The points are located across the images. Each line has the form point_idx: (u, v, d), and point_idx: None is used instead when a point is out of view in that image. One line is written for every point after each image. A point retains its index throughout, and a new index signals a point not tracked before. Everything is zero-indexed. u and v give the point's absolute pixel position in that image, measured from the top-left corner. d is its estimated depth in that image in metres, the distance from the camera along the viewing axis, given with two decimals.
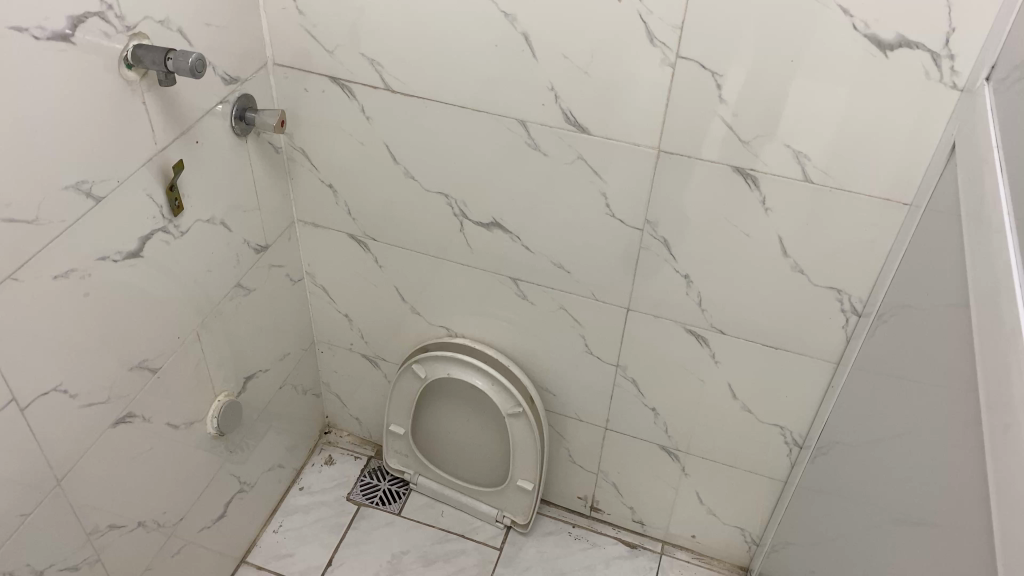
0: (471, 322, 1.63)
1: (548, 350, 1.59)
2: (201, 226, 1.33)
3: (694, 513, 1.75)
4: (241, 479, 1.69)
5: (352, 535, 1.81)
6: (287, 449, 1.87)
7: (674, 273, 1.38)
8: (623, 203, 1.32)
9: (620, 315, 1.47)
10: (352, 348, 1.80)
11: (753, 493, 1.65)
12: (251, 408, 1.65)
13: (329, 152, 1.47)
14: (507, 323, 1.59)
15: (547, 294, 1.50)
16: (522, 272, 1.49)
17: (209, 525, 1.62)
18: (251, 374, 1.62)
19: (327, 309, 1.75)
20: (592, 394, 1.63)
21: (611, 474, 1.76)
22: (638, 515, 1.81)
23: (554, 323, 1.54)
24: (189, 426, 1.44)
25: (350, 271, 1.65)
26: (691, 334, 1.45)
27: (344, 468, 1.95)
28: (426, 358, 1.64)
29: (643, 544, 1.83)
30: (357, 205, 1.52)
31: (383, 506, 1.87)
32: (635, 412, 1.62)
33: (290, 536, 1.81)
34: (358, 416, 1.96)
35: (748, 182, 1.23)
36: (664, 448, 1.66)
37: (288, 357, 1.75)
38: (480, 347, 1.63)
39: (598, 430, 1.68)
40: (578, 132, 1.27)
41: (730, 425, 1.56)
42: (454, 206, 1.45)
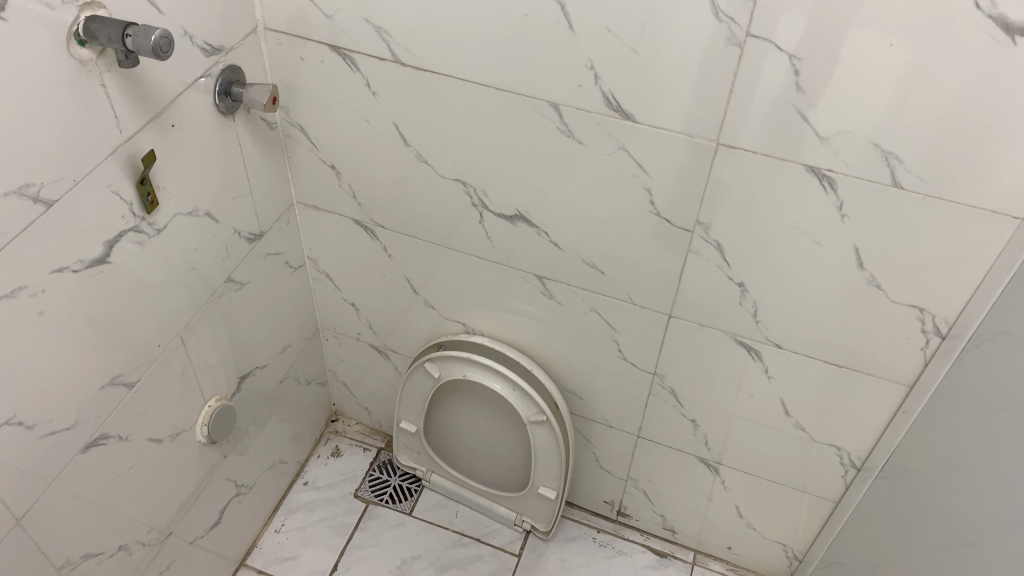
0: (490, 318, 1.45)
1: (577, 353, 1.42)
2: (182, 221, 1.16)
3: (732, 526, 1.60)
4: (238, 483, 1.55)
5: (359, 536, 1.69)
6: (290, 442, 1.74)
7: (728, 280, 1.19)
8: (670, 201, 1.13)
9: (660, 323, 1.29)
10: (360, 338, 1.64)
11: (801, 511, 1.50)
12: (248, 407, 1.51)
13: (331, 130, 1.28)
14: (532, 321, 1.41)
15: (576, 294, 1.32)
16: (550, 270, 1.31)
17: (204, 533, 1.49)
18: (246, 371, 1.46)
19: (333, 297, 1.58)
20: (624, 401, 1.46)
21: (641, 482, 1.61)
22: (670, 523, 1.67)
23: (584, 326, 1.36)
24: (177, 439, 1.30)
25: (356, 258, 1.47)
26: (741, 346, 1.27)
27: (352, 460, 1.81)
28: (441, 357, 1.47)
29: (673, 553, 1.69)
30: (363, 189, 1.34)
31: (394, 505, 1.74)
32: (672, 421, 1.45)
33: (293, 537, 1.68)
34: (367, 405, 1.81)
35: (824, 185, 1.03)
36: (703, 460, 1.50)
37: (289, 349, 1.59)
38: (500, 346, 1.46)
39: (629, 438, 1.53)
40: (622, 119, 1.07)
41: (779, 441, 1.40)
42: (474, 196, 1.26)
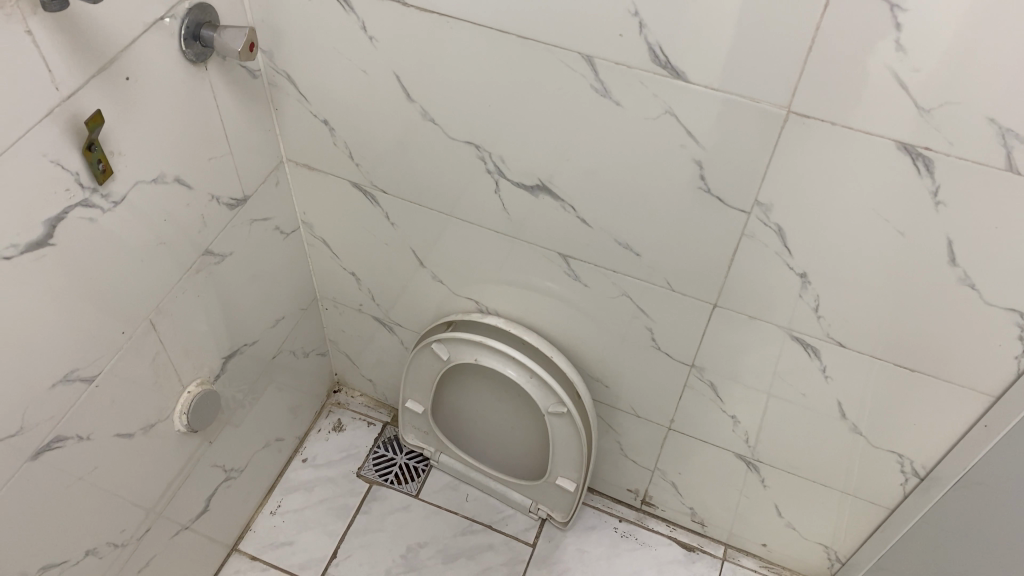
0: (506, 296, 1.29)
1: (604, 339, 1.25)
2: (145, 189, 0.98)
3: (768, 523, 1.46)
4: (227, 468, 1.42)
5: (361, 520, 1.56)
6: (287, 417, 1.60)
7: (786, 269, 1.01)
8: (724, 178, 0.95)
9: (704, 313, 1.12)
10: (362, 309, 1.48)
11: (848, 515, 1.35)
12: (236, 387, 1.36)
13: (322, 80, 1.09)
14: (553, 301, 1.24)
15: (605, 276, 1.15)
16: (576, 248, 1.13)
17: (190, 523, 1.36)
18: (233, 350, 1.31)
19: (331, 264, 1.42)
20: (655, 392, 1.30)
21: (670, 473, 1.46)
22: (700, 515, 1.53)
23: (613, 310, 1.19)
24: (151, 431, 1.15)
25: (356, 224, 1.30)
26: (797, 342, 1.10)
27: (354, 435, 1.68)
28: (449, 338, 1.31)
29: (702, 547, 1.56)
30: (362, 148, 1.16)
31: (399, 486, 1.60)
32: (708, 414, 1.30)
33: (290, 520, 1.56)
34: (372, 377, 1.67)
35: (918, 166, 0.84)
36: (741, 455, 1.35)
37: (283, 322, 1.44)
38: (516, 327, 1.29)
39: (659, 430, 1.37)
40: (670, 78, 0.88)
41: (829, 443, 1.24)
42: (489, 162, 1.08)
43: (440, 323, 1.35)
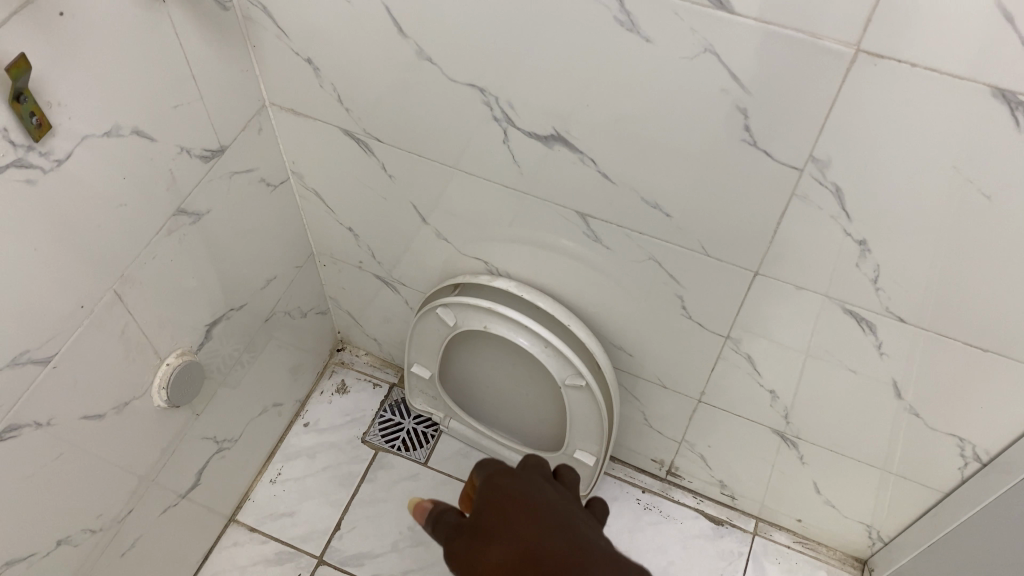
0: (518, 256, 1.15)
1: (628, 306, 1.12)
2: (95, 144, 0.85)
3: (805, 499, 1.34)
4: (219, 439, 1.32)
5: (367, 490, 1.46)
6: (285, 381, 1.49)
7: (842, 235, 0.87)
8: (773, 130, 0.79)
9: (742, 281, 0.99)
10: (363, 266, 1.36)
11: (896, 497, 1.22)
12: (224, 355, 1.25)
13: (302, 13, 0.94)
14: (571, 263, 1.11)
15: (629, 238, 1.01)
16: (596, 206, 0.99)
17: (179, 499, 1.26)
18: (218, 315, 1.19)
19: (326, 219, 1.29)
20: (683, 363, 1.17)
21: (699, 445, 1.34)
22: (730, 488, 1.42)
23: (638, 275, 1.06)
24: (125, 410, 1.04)
25: (350, 176, 1.17)
26: (850, 316, 0.96)
27: (359, 398, 1.57)
28: (455, 303, 1.18)
29: (731, 521, 1.45)
30: (352, 91, 1.01)
31: (407, 453, 1.50)
32: (743, 387, 1.17)
33: (290, 489, 1.46)
34: (377, 336, 1.55)
35: (1017, 118, 0.68)
36: (778, 431, 1.22)
37: (274, 282, 1.32)
38: (529, 291, 1.16)
39: (688, 402, 1.25)
40: (712, 9, 0.72)
41: (879, 423, 1.11)
42: (495, 108, 0.93)
43: (446, 286, 1.23)
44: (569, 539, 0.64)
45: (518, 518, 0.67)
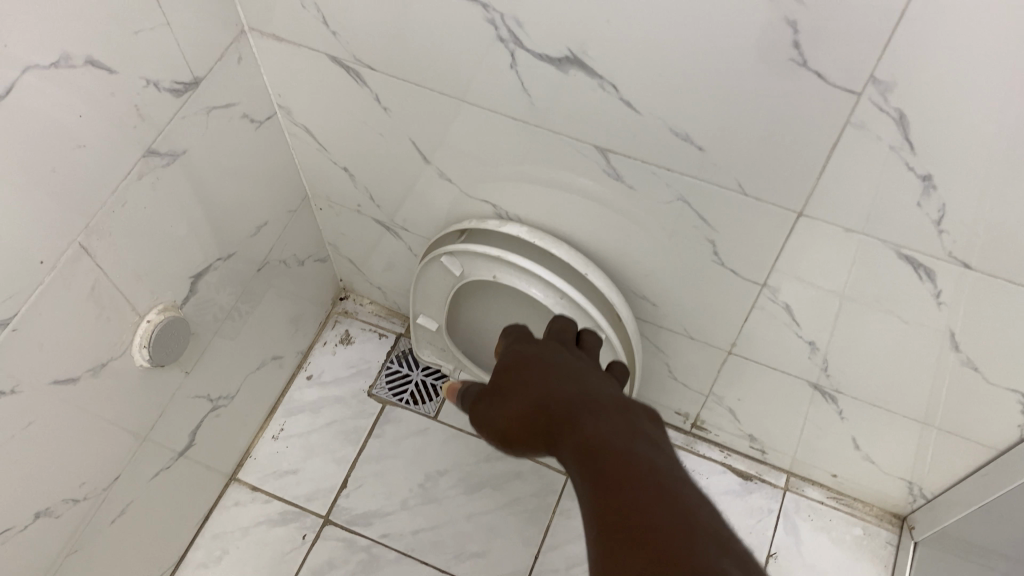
0: (529, 197, 1.04)
1: (652, 251, 1.01)
2: (41, 76, 0.74)
3: (842, 455, 1.25)
4: (214, 397, 1.24)
5: (374, 446, 1.38)
6: (285, 332, 1.41)
7: (903, 170, 0.75)
8: (827, 46, 0.67)
9: (782, 223, 0.87)
10: (361, 209, 1.26)
11: (944, 453, 1.13)
12: (214, 307, 1.16)
13: None
14: (588, 205, 1.00)
15: (655, 175, 0.89)
16: (618, 140, 0.87)
17: (172, 461, 1.19)
18: (202, 267, 1.10)
19: (320, 159, 1.18)
20: (713, 312, 1.06)
21: (727, 399, 1.25)
22: (760, 442, 1.33)
23: (664, 218, 0.95)
24: (103, 372, 0.96)
25: (343, 110, 1.06)
26: (906, 262, 0.85)
27: (364, 349, 1.49)
28: (462, 251, 1.08)
29: (760, 476, 1.37)
30: (339, 13, 0.89)
31: (415, 407, 1.42)
32: (779, 339, 1.06)
33: (294, 445, 1.39)
34: (381, 283, 1.46)
35: None
36: (815, 384, 1.12)
37: (266, 229, 1.22)
38: (542, 238, 1.06)
39: (716, 354, 1.15)
40: None
41: (930, 377, 1.00)
42: (501, 27, 0.81)
43: (453, 232, 1.13)
44: (574, 391, 0.73)
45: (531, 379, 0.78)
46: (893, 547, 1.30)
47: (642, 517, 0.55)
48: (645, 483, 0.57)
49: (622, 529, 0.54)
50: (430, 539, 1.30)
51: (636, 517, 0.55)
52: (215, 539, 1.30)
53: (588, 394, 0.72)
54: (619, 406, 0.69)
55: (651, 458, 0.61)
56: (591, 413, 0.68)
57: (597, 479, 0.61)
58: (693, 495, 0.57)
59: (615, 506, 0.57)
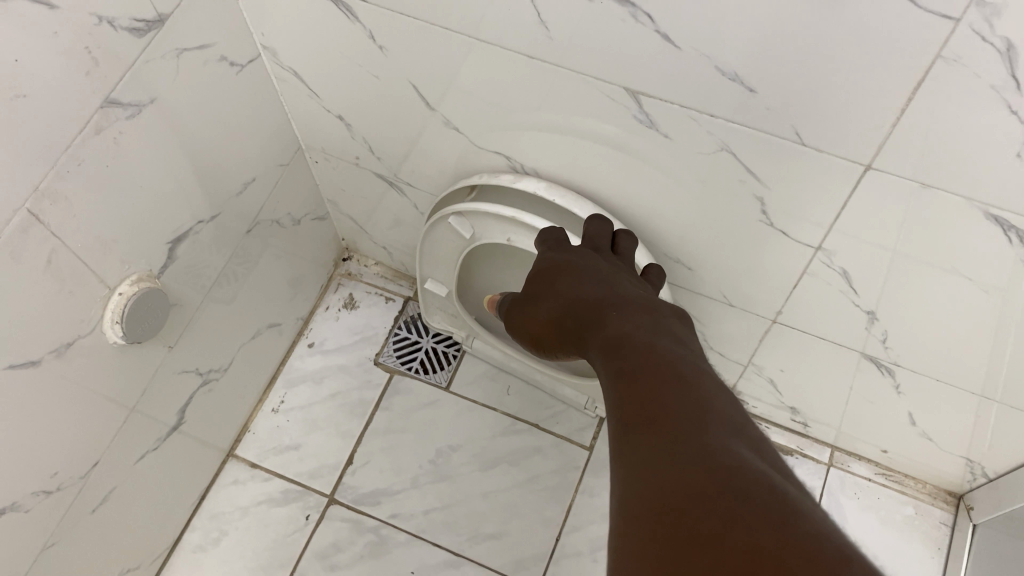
0: (547, 149, 0.92)
1: (689, 209, 0.89)
2: None
3: (895, 430, 1.14)
4: (204, 371, 1.14)
5: (381, 419, 1.28)
6: (284, 297, 1.30)
7: (1006, 116, 0.61)
8: None
9: (846, 178, 0.74)
10: (360, 163, 1.15)
11: (1015, 434, 1.00)
12: (204, 272, 1.06)
13: None
14: (616, 157, 0.87)
15: (694, 123, 0.76)
16: (652, 81, 0.74)
17: (160, 442, 1.09)
18: (182, 231, 0.98)
19: (312, 106, 1.06)
20: (757, 278, 0.94)
21: (768, 370, 1.14)
22: (802, 415, 1.22)
23: (704, 172, 0.82)
24: (69, 352, 0.85)
25: (337, 51, 0.93)
26: (995, 225, 0.72)
27: (370, 313, 1.38)
28: (471, 212, 0.97)
29: (801, 451, 1.26)
30: None
31: (425, 376, 1.31)
32: (832, 308, 0.94)
33: (295, 419, 1.29)
34: (386, 243, 1.35)
35: None
36: (871, 357, 1.00)
37: (255, 184, 1.10)
38: (562, 194, 0.94)
39: (758, 322, 1.03)
40: None
41: (1009, 354, 0.87)
42: None
43: (462, 190, 1.02)
44: (604, 296, 0.77)
45: (561, 282, 0.83)
46: (948, 527, 1.19)
47: (664, 400, 0.56)
48: (667, 372, 0.59)
49: (640, 412, 0.56)
50: (442, 520, 1.20)
51: (656, 398, 0.57)
52: (213, 520, 1.21)
53: (619, 296, 0.77)
54: (646, 314, 0.72)
55: (676, 357, 0.63)
56: (619, 316, 0.73)
57: (624, 376, 0.63)
58: (714, 388, 0.59)
59: (637, 392, 0.59)
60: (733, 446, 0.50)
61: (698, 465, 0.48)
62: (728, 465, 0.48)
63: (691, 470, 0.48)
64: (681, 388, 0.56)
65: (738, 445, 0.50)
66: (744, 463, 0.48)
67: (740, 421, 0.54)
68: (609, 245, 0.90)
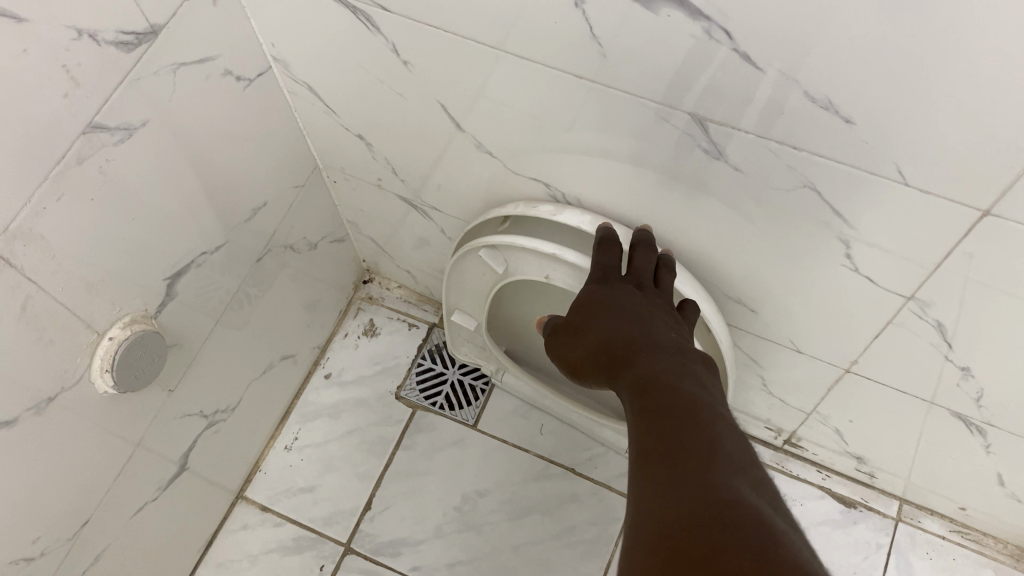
0: (593, 180, 0.81)
1: (757, 249, 0.77)
2: None
3: (978, 489, 1.01)
4: (209, 412, 1.04)
5: (403, 459, 1.18)
6: (300, 325, 1.20)
7: None
8: None
9: (955, 226, 0.63)
10: (383, 185, 1.04)
11: None
12: (213, 297, 0.96)
13: None
14: (673, 190, 0.76)
15: (771, 156, 0.65)
16: (723, 109, 0.63)
17: (162, 490, 1.00)
18: (184, 265, 0.88)
19: (329, 124, 0.96)
20: (833, 325, 0.83)
21: (833, 419, 1.02)
22: (869, 463, 1.09)
23: (780, 211, 0.71)
24: (50, 407, 0.75)
25: (357, 66, 0.82)
26: None
27: (392, 342, 1.29)
28: (505, 245, 0.86)
29: (866, 503, 1.14)
30: None
31: (451, 413, 1.21)
32: (918, 362, 0.82)
33: (310, 458, 1.19)
34: (410, 267, 1.25)
35: None
36: (958, 414, 0.88)
37: (267, 209, 1.00)
38: (608, 224, 0.84)
39: (827, 369, 0.91)
40: None
41: None
42: None
43: (494, 218, 0.91)
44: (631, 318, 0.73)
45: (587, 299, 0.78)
46: None
47: (679, 433, 0.57)
48: (681, 402, 0.61)
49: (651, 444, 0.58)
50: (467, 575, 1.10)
51: (666, 426, 0.58)
52: (219, 569, 1.12)
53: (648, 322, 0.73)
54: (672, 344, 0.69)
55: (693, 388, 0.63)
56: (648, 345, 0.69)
57: (645, 404, 0.63)
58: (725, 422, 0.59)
59: (649, 418, 0.60)
60: (733, 483, 0.51)
61: (697, 497, 0.50)
62: (723, 499, 0.50)
63: (688, 503, 0.50)
64: (690, 419, 0.58)
65: (736, 481, 0.52)
66: (740, 498, 0.50)
67: (748, 456, 0.56)
68: (651, 281, 0.78)
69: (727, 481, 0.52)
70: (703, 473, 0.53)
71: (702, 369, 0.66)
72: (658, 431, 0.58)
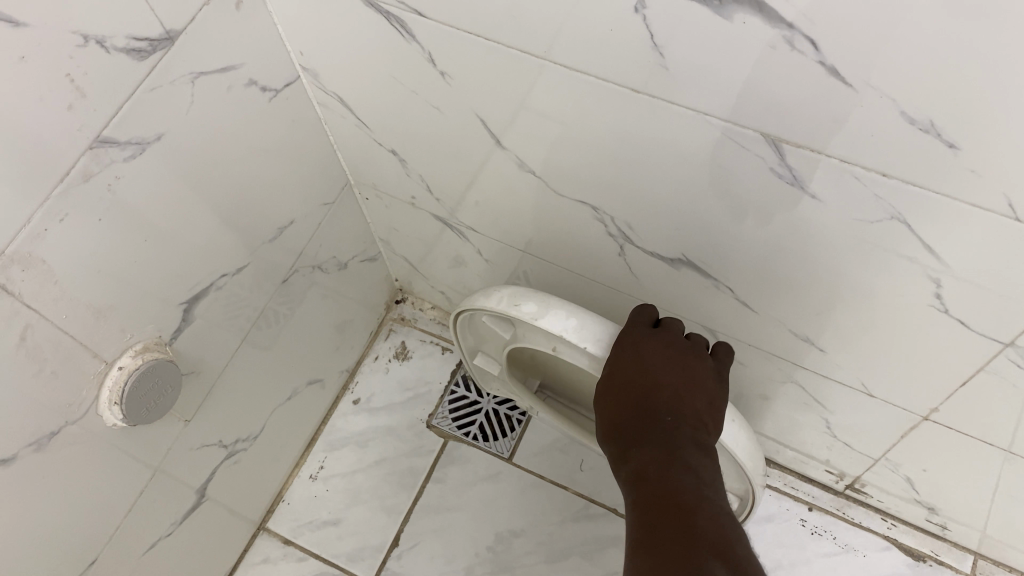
0: (645, 204, 0.74)
1: (830, 284, 0.69)
2: None
3: None
4: (229, 441, 0.98)
5: (433, 493, 1.11)
6: (328, 349, 1.14)
7: None
8: None
9: None
10: (417, 204, 0.98)
11: None
12: (239, 316, 0.90)
13: None
14: (737, 219, 0.68)
15: (855, 183, 0.57)
16: (801, 131, 0.55)
17: (176, 527, 0.93)
18: (204, 288, 0.82)
19: (361, 139, 0.90)
20: (913, 370, 0.74)
21: (903, 467, 0.94)
22: (941, 514, 1.00)
23: (862, 245, 0.63)
24: (52, 442, 0.69)
25: (391, 77, 0.76)
26: None
27: (424, 366, 1.22)
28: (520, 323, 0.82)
29: (936, 556, 1.05)
30: None
31: (485, 444, 1.14)
32: (1012, 414, 0.73)
33: (336, 489, 1.13)
34: (444, 287, 1.18)
35: None
36: None
37: (295, 228, 0.94)
38: (593, 321, 0.77)
39: (902, 415, 0.83)
40: None
41: None
42: None
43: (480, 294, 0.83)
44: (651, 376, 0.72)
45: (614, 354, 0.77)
46: None
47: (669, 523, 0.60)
48: (673, 488, 0.64)
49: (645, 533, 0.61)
50: None
51: (660, 514, 0.62)
52: None
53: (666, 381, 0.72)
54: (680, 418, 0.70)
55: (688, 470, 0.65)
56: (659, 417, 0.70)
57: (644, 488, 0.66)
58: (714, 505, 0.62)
59: (645, 507, 0.64)
60: (708, 567, 0.55)
61: None
62: None
63: None
64: (679, 508, 0.61)
65: (714, 563, 0.55)
66: None
67: (729, 534, 0.59)
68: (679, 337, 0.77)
69: (703, 566, 0.55)
70: (686, 560, 0.56)
71: (693, 447, 0.68)
72: (649, 521, 0.62)
